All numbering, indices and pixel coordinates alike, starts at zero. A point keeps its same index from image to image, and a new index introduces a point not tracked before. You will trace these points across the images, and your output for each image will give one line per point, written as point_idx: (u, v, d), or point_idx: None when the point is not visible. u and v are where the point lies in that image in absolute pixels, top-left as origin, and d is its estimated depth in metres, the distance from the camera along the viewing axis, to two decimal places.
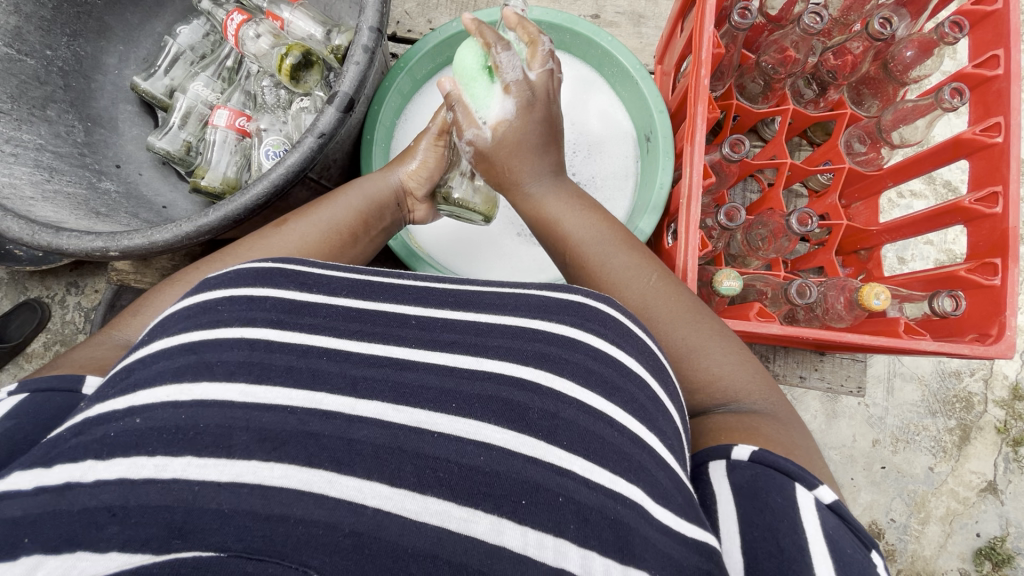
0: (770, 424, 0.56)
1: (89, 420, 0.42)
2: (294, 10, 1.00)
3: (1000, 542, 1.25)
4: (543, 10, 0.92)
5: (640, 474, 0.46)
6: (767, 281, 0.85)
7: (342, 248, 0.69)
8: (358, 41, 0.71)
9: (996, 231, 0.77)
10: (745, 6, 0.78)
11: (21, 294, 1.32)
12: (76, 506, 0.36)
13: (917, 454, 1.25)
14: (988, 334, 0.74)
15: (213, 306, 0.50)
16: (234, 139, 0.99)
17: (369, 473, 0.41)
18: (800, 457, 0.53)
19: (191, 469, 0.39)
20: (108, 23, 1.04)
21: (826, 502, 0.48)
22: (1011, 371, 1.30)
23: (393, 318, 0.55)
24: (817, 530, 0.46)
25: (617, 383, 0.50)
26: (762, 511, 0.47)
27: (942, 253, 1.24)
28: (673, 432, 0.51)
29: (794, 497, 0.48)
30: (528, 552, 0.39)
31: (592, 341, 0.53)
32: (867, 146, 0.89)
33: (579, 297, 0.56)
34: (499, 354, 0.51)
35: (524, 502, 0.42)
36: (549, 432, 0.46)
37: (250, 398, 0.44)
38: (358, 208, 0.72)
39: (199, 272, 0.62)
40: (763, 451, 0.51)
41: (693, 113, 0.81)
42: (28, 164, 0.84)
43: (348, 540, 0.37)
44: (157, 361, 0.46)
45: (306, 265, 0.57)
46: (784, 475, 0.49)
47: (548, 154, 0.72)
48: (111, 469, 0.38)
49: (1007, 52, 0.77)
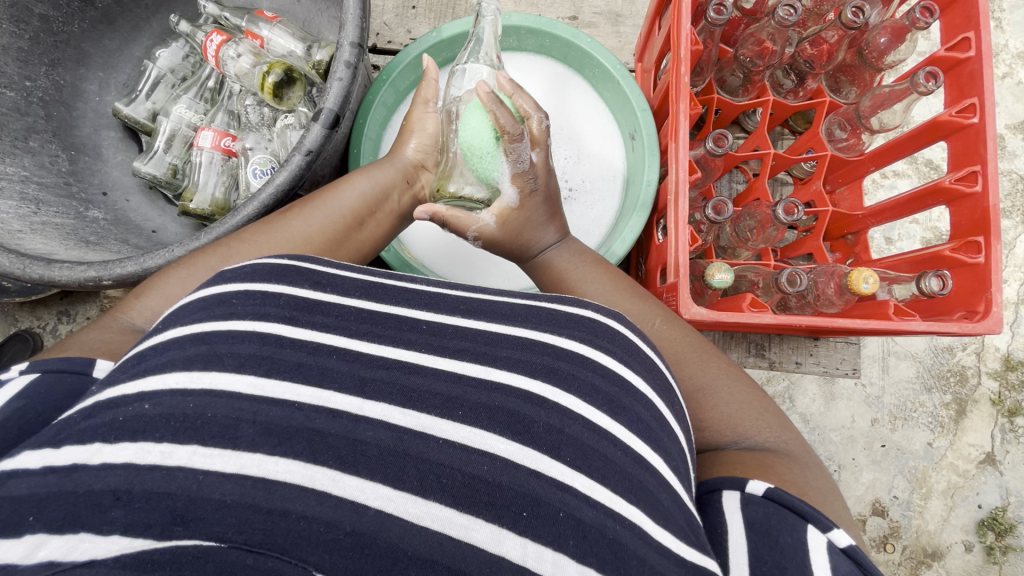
0: (783, 464, 0.57)
1: (99, 403, 0.42)
2: (273, 28, 1.01)
3: (1001, 513, 1.27)
4: (522, 15, 0.93)
5: (642, 494, 0.46)
6: (758, 271, 0.87)
7: (347, 233, 0.70)
8: (340, 57, 0.71)
9: (976, 211, 0.78)
10: (720, 2, 0.79)
11: (12, 325, 1.31)
12: (82, 487, 0.36)
13: (915, 431, 1.26)
14: (977, 310, 0.76)
15: (227, 299, 0.51)
16: (220, 159, 0.99)
17: (372, 474, 0.42)
18: (810, 494, 0.54)
19: (196, 458, 0.39)
20: (87, 50, 1.04)
21: (840, 546, 0.49)
22: (1002, 343, 1.32)
23: (404, 321, 0.55)
24: (825, 568, 0.46)
25: (624, 402, 0.51)
26: (772, 548, 0.47)
27: (928, 231, 1.26)
28: (677, 453, 0.52)
29: (805, 536, 0.49)
30: (526, 564, 0.40)
31: (600, 357, 0.53)
32: (847, 132, 0.89)
33: (590, 313, 0.57)
34: (507, 365, 0.52)
35: (526, 515, 0.42)
36: (554, 446, 0.47)
37: (258, 391, 0.45)
38: (364, 192, 0.72)
39: (205, 257, 0.63)
40: (775, 489, 0.52)
41: (675, 111, 0.82)
42: (14, 197, 0.84)
43: (348, 539, 0.37)
44: (169, 349, 0.46)
45: (322, 265, 0.57)
46: (797, 515, 0.50)
47: (553, 219, 0.73)
48: (117, 453, 0.38)
49: (977, 34, 0.79)
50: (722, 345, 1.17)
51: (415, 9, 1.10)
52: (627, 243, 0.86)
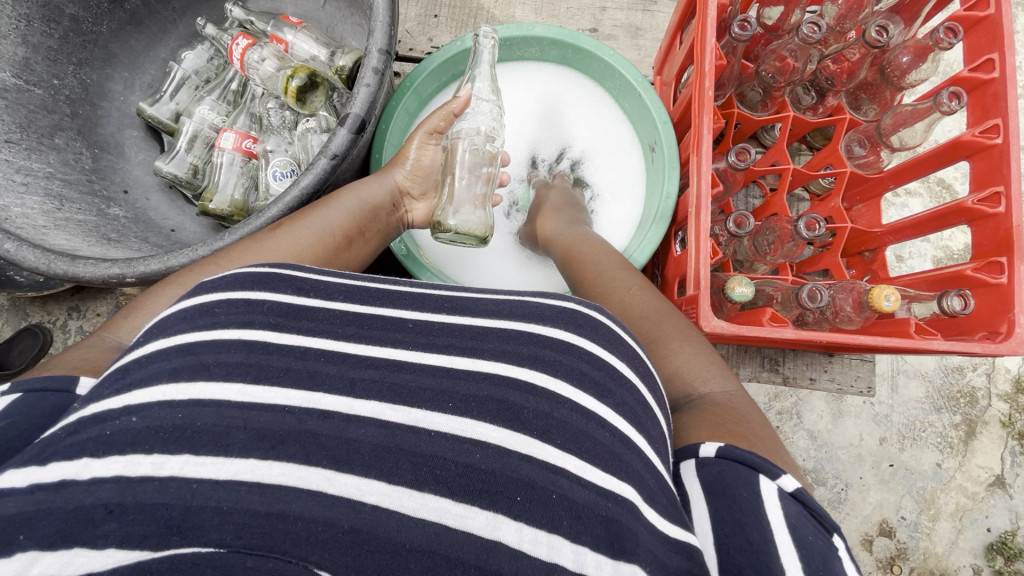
0: (733, 416, 0.57)
1: (83, 419, 0.42)
2: (297, 32, 1.03)
3: (1010, 536, 1.25)
4: (546, 27, 0.94)
5: (631, 473, 0.46)
6: (776, 285, 0.87)
7: (336, 251, 0.72)
8: (369, 64, 0.72)
9: (1000, 231, 0.78)
10: (745, 18, 0.80)
11: (22, 320, 1.31)
12: (72, 503, 0.36)
13: (923, 451, 1.25)
14: (999, 332, 0.75)
15: (210, 308, 0.51)
16: (241, 161, 0.99)
17: (367, 471, 0.42)
18: (761, 444, 0.54)
19: (188, 467, 0.39)
20: (114, 50, 1.05)
21: (789, 490, 0.49)
22: (1013, 365, 1.31)
23: (389, 321, 0.55)
24: (780, 518, 0.46)
25: (609, 386, 0.51)
26: (731, 507, 0.47)
27: (940, 250, 1.26)
28: (660, 435, 0.52)
29: (759, 489, 0.48)
30: (523, 547, 0.40)
31: (586, 344, 0.53)
32: (867, 149, 0.90)
33: (573, 304, 0.57)
34: (494, 356, 0.52)
35: (520, 499, 0.42)
36: (543, 431, 0.46)
37: (247, 398, 0.45)
38: (353, 212, 0.75)
39: (193, 274, 0.64)
40: (729, 447, 0.52)
41: (697, 123, 0.82)
42: (39, 193, 0.85)
43: (347, 536, 0.38)
44: (154, 361, 0.46)
45: (303, 271, 0.57)
46: (749, 467, 0.50)
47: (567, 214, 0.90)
48: (108, 466, 0.39)
49: (1002, 55, 0.79)
50: (735, 360, 1.17)
51: (436, 18, 1.11)
52: (645, 256, 0.86)
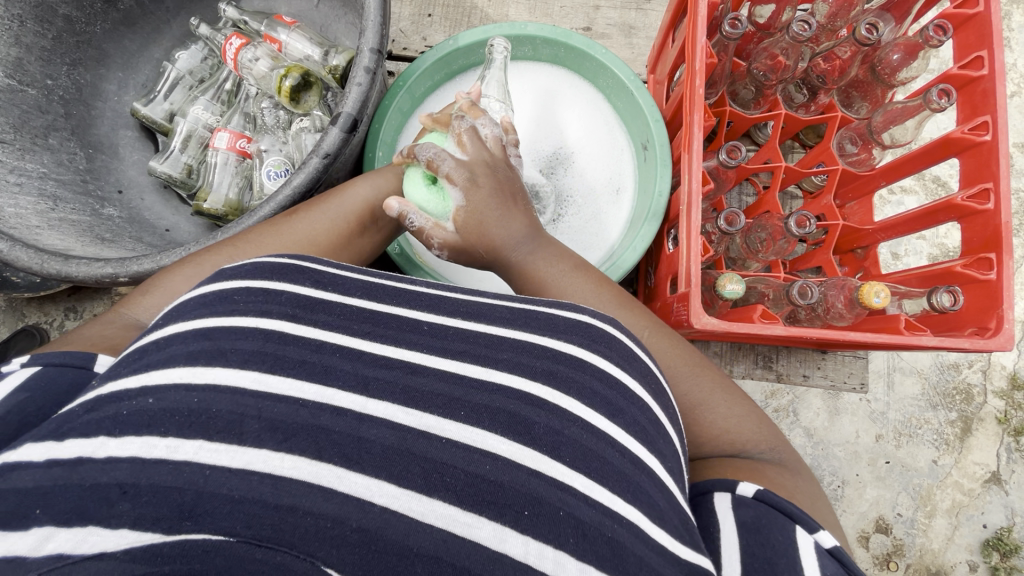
0: (775, 470, 0.58)
1: (102, 396, 0.43)
2: (291, 32, 1.03)
3: (1006, 533, 1.25)
4: (538, 27, 0.94)
5: (639, 494, 0.46)
6: (768, 282, 0.87)
7: (349, 238, 0.71)
8: (359, 63, 0.72)
9: (989, 227, 0.78)
10: (735, 16, 0.80)
11: (19, 320, 1.31)
12: (88, 481, 0.37)
13: (919, 448, 1.26)
14: (988, 327, 0.76)
15: (229, 296, 0.51)
16: (235, 160, 1.00)
17: (377, 472, 0.42)
18: (800, 498, 0.55)
19: (202, 453, 0.40)
20: (107, 50, 1.05)
21: (827, 546, 0.49)
22: (1009, 361, 1.32)
23: (405, 322, 0.55)
24: (816, 570, 0.46)
25: (621, 405, 0.51)
26: (763, 545, 0.48)
27: (934, 248, 1.26)
28: (671, 455, 0.52)
29: (794, 535, 0.49)
30: (528, 561, 0.40)
31: (598, 361, 0.54)
32: (859, 147, 0.90)
33: (587, 318, 0.57)
34: (509, 367, 0.52)
35: (527, 513, 0.43)
36: (554, 448, 0.47)
37: (264, 386, 0.45)
38: (371, 200, 0.72)
39: (211, 256, 0.64)
40: (766, 491, 0.52)
41: (688, 122, 0.83)
42: (32, 193, 0.85)
43: (354, 535, 0.38)
44: (173, 343, 0.47)
45: (322, 265, 0.57)
46: (786, 516, 0.51)
47: (515, 213, 0.67)
48: (123, 446, 0.39)
49: (991, 53, 0.79)
50: (730, 357, 1.18)
51: (430, 17, 1.11)
52: (637, 253, 0.86)
